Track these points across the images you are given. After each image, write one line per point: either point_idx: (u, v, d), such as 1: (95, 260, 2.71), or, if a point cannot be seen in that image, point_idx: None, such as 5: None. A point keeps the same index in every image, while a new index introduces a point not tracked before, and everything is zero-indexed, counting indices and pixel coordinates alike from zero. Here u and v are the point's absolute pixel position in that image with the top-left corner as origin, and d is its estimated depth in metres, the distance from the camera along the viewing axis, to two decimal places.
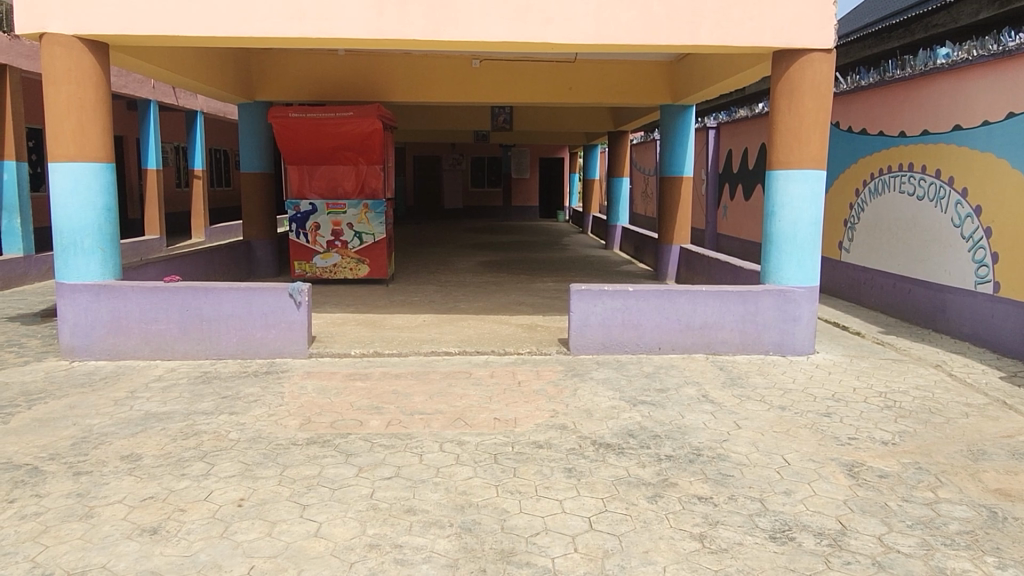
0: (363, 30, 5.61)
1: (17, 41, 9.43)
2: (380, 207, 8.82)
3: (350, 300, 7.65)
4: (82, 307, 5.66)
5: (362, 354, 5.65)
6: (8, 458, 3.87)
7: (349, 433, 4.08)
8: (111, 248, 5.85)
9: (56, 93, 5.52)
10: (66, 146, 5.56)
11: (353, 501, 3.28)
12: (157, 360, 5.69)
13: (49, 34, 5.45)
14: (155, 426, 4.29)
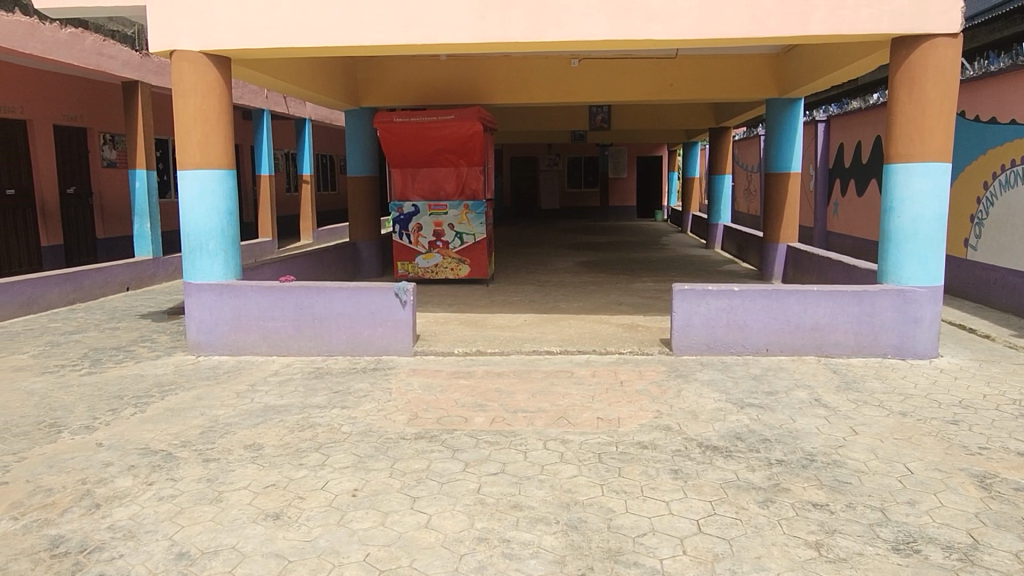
0: (467, 34, 5.73)
1: (149, 59, 10.20)
2: (481, 208, 8.98)
3: (452, 299, 7.83)
4: (207, 305, 6.05)
5: (465, 352, 5.77)
6: (146, 444, 4.20)
7: (455, 429, 4.19)
8: (233, 250, 6.24)
9: (185, 105, 5.92)
10: (193, 153, 5.96)
11: (461, 495, 3.37)
12: (273, 355, 6.02)
13: (179, 50, 5.86)
14: (274, 418, 4.55)
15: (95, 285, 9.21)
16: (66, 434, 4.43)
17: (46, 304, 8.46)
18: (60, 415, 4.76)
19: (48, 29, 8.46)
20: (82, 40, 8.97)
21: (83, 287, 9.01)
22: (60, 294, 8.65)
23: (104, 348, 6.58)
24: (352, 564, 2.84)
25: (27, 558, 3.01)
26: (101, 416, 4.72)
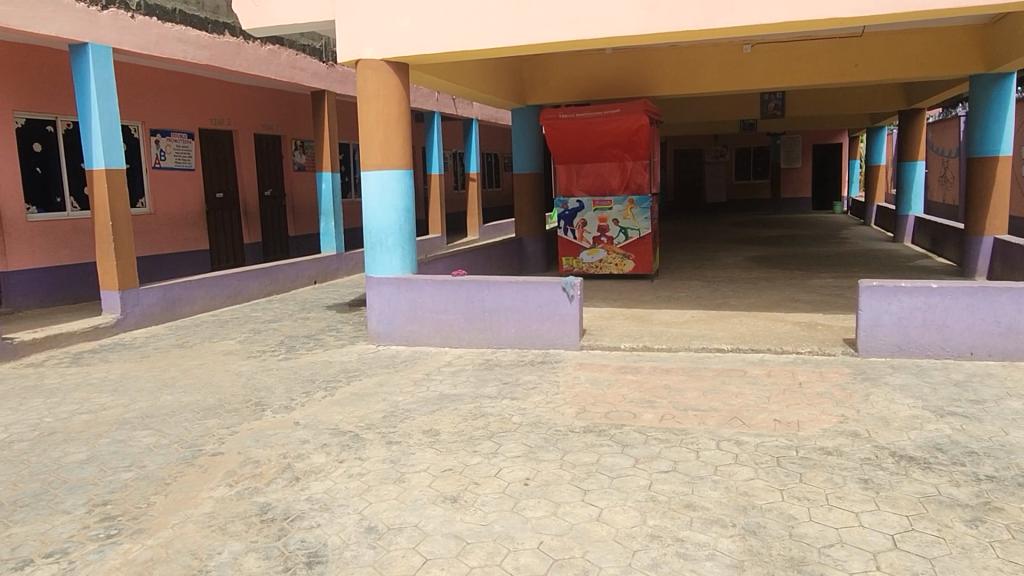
0: (636, 26, 5.66)
1: (335, 70, 11.02)
2: (646, 202, 8.85)
3: (617, 295, 7.79)
4: (386, 298, 6.45)
5: (632, 347, 5.72)
6: (336, 425, 4.56)
7: (624, 425, 4.17)
8: (409, 246, 6.60)
9: (368, 110, 6.34)
10: (375, 155, 6.38)
11: (632, 491, 3.35)
12: (447, 347, 6.30)
13: (363, 59, 6.28)
14: (449, 406, 4.76)
15: (289, 279, 10.13)
16: (269, 412, 4.92)
17: (249, 296, 9.42)
18: (263, 395, 5.29)
19: (251, 48, 9.39)
20: (279, 55, 9.87)
21: (279, 280, 9.94)
22: (260, 286, 9.60)
23: (297, 336, 7.22)
24: (527, 550, 2.91)
25: (241, 520, 3.39)
26: (297, 397, 5.18)
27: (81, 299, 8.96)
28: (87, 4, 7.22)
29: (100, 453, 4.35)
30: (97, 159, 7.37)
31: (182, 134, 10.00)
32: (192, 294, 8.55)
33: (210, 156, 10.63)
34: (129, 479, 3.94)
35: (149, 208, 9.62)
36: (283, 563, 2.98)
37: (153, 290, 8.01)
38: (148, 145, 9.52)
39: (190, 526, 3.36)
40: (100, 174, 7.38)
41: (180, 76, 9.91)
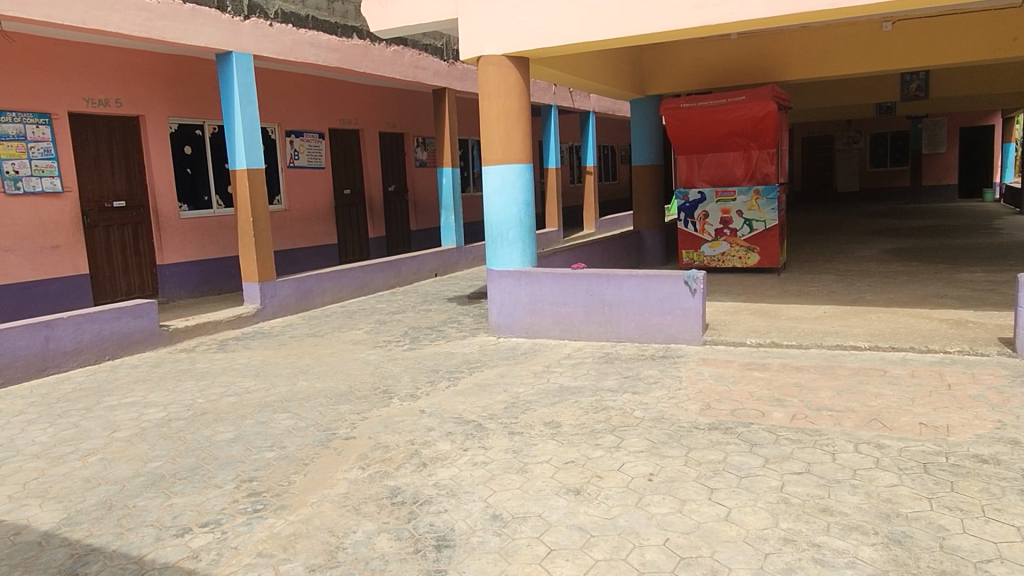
0: (765, 8, 5.41)
1: (454, 68, 11.28)
2: (773, 192, 8.48)
3: (741, 289, 7.53)
4: (506, 290, 6.54)
5: (758, 344, 5.51)
6: (460, 414, 4.68)
7: (753, 423, 4.03)
8: (529, 239, 6.66)
9: (489, 105, 6.44)
10: (496, 150, 6.47)
11: (762, 491, 3.23)
12: (566, 340, 6.32)
13: (485, 56, 6.38)
14: (569, 398, 4.77)
15: (411, 272, 10.48)
16: (396, 399, 5.11)
17: (374, 288, 9.83)
18: (390, 383, 5.51)
19: (377, 49, 9.77)
20: (403, 56, 10.21)
21: (402, 273, 10.31)
22: (385, 279, 10.00)
23: (420, 327, 7.46)
24: (652, 546, 2.87)
25: (374, 502, 3.55)
26: (422, 386, 5.36)
27: (225, 290, 9.66)
28: (232, 16, 7.75)
29: (245, 433, 4.68)
30: (239, 160, 7.91)
31: (314, 135, 10.55)
32: (323, 286, 9.02)
33: (339, 155, 11.15)
34: (271, 458, 4.21)
35: (284, 204, 10.22)
36: (414, 545, 3.09)
37: (289, 282, 8.52)
38: (284, 145, 10.11)
39: (327, 505, 3.55)
40: (242, 173, 7.91)
41: (312, 79, 10.45)
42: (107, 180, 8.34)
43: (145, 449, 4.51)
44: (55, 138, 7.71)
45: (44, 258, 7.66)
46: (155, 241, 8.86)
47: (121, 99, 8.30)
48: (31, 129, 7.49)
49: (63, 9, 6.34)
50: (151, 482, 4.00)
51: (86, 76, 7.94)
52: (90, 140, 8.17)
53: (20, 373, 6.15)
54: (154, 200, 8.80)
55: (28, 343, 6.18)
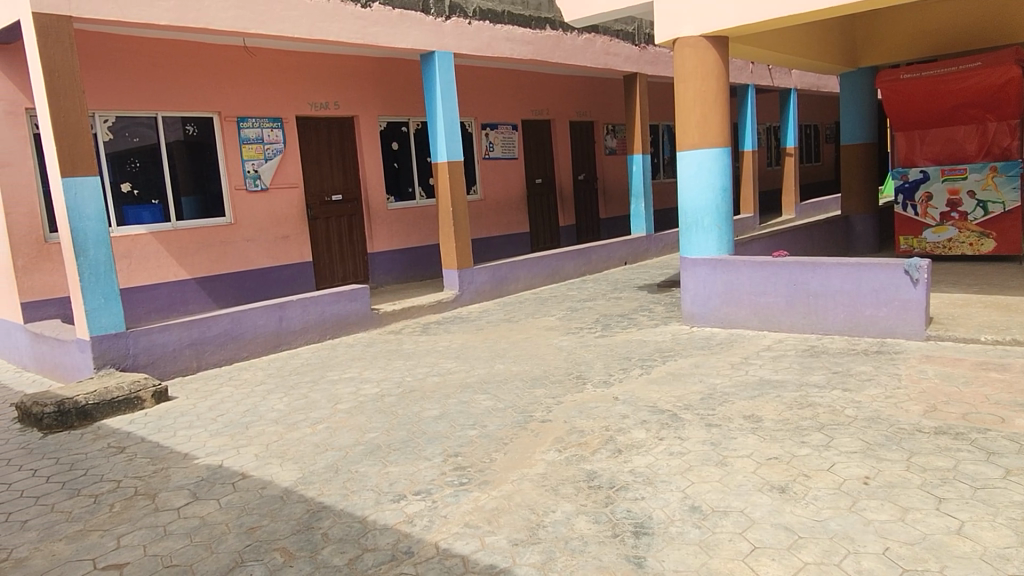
0: None
1: (646, 52, 11.15)
2: (1014, 169, 7.44)
3: (973, 280, 6.72)
4: (702, 279, 6.37)
5: (996, 341, 4.91)
6: (655, 403, 4.64)
7: (989, 430, 3.60)
8: (727, 226, 6.42)
9: (685, 89, 6.29)
10: (692, 135, 6.31)
11: (1003, 506, 2.89)
12: (766, 331, 6.02)
13: (682, 37, 6.23)
14: (771, 392, 4.55)
15: (601, 260, 10.52)
16: (590, 385, 5.18)
17: (565, 275, 10.00)
18: (584, 369, 5.59)
19: (570, 39, 9.87)
20: (594, 44, 10.23)
21: (592, 261, 10.38)
22: (575, 267, 10.12)
23: (612, 314, 7.47)
24: (870, 554, 2.69)
25: (571, 484, 3.63)
26: (615, 373, 5.39)
27: (427, 277, 10.31)
28: (435, 17, 8.21)
29: (450, 411, 4.97)
30: (440, 153, 8.38)
31: (507, 127, 10.90)
32: (517, 273, 9.32)
33: (531, 145, 11.43)
34: (474, 436, 4.45)
35: (480, 195, 10.67)
36: (612, 529, 3.13)
37: (485, 270, 8.91)
38: (480, 138, 10.54)
39: (527, 484, 3.69)
40: (442, 166, 8.37)
41: (507, 72, 10.79)
42: (327, 176, 9.21)
43: (363, 421, 4.96)
44: (285, 140, 8.65)
45: (276, 247, 8.63)
46: (367, 231, 9.65)
47: (339, 101, 9.11)
48: (267, 132, 8.46)
49: (294, 23, 7.08)
50: (370, 451, 4.39)
51: (310, 82, 8.80)
52: (314, 140, 9.06)
53: (259, 349, 7.00)
54: (366, 193, 9.58)
55: (266, 322, 7.02)
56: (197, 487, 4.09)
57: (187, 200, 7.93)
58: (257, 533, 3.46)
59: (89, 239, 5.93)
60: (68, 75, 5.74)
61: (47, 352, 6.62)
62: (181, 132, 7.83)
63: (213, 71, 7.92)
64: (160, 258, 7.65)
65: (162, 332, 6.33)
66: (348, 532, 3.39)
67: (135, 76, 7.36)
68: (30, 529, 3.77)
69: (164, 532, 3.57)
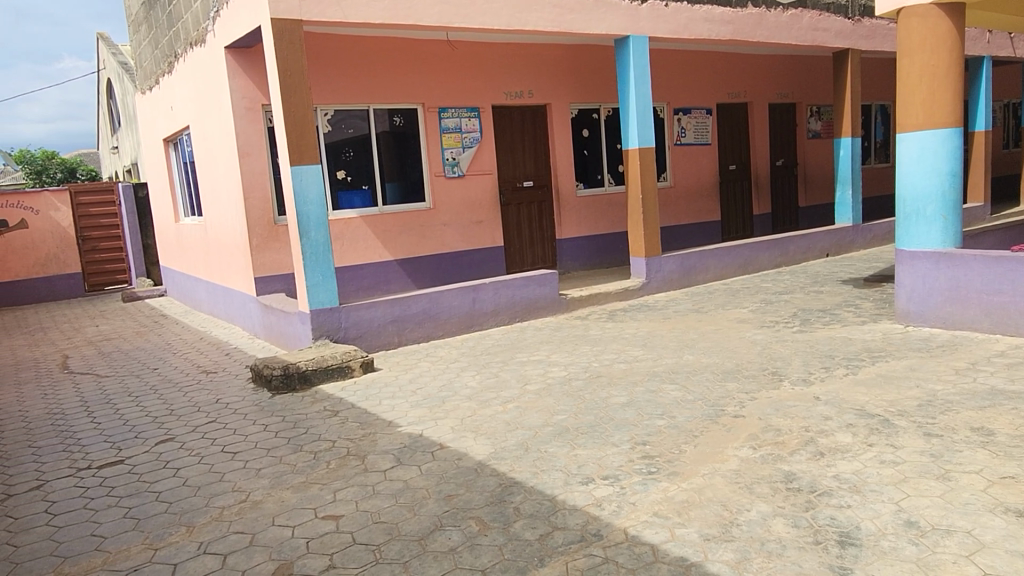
0: None
1: (860, 26, 10.28)
2: None
3: None
4: (921, 274, 5.78)
5: None
6: (863, 406, 4.30)
7: None
8: (954, 216, 5.74)
9: (910, 63, 5.71)
10: (916, 114, 5.73)
11: None
12: (998, 334, 5.35)
13: (908, 7, 5.66)
14: (1006, 404, 4.04)
15: (800, 251, 9.89)
16: (788, 382, 4.91)
17: (759, 266, 9.52)
18: (780, 366, 5.30)
19: (774, 16, 9.32)
20: (801, 19, 9.58)
21: (789, 252, 9.79)
22: (770, 257, 9.61)
23: (811, 309, 7.00)
24: None
25: (768, 484, 3.47)
26: (816, 371, 5.06)
27: (613, 264, 10.30)
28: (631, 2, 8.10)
29: (638, 399, 4.94)
30: (632, 139, 8.29)
31: (701, 111, 10.54)
32: (707, 263, 9.03)
33: (726, 129, 10.97)
34: (663, 426, 4.38)
35: (670, 181, 10.42)
36: (813, 535, 2.96)
37: (673, 258, 8.72)
38: (673, 123, 10.28)
39: (719, 480, 3.58)
40: (634, 153, 8.28)
41: (702, 54, 10.42)
42: (519, 163, 9.45)
43: (552, 403, 5.06)
44: (482, 128, 8.99)
45: (470, 231, 9.03)
46: (556, 218, 9.80)
47: (533, 90, 9.30)
48: (465, 121, 8.85)
49: (495, 15, 7.31)
50: (559, 433, 4.47)
51: (506, 72, 9.07)
52: (508, 129, 9.32)
53: (454, 328, 7.38)
54: (556, 180, 9.72)
55: (460, 303, 7.38)
56: (401, 453, 4.41)
57: (392, 186, 8.52)
58: (454, 501, 3.66)
59: (311, 222, 6.56)
60: (298, 72, 6.37)
61: (275, 322, 7.45)
62: (388, 123, 8.40)
63: (419, 65, 8.41)
64: (368, 240, 8.31)
65: (370, 308, 6.87)
66: (539, 508, 3.49)
67: (351, 73, 8.01)
68: (263, 476, 4.28)
69: (372, 491, 3.90)
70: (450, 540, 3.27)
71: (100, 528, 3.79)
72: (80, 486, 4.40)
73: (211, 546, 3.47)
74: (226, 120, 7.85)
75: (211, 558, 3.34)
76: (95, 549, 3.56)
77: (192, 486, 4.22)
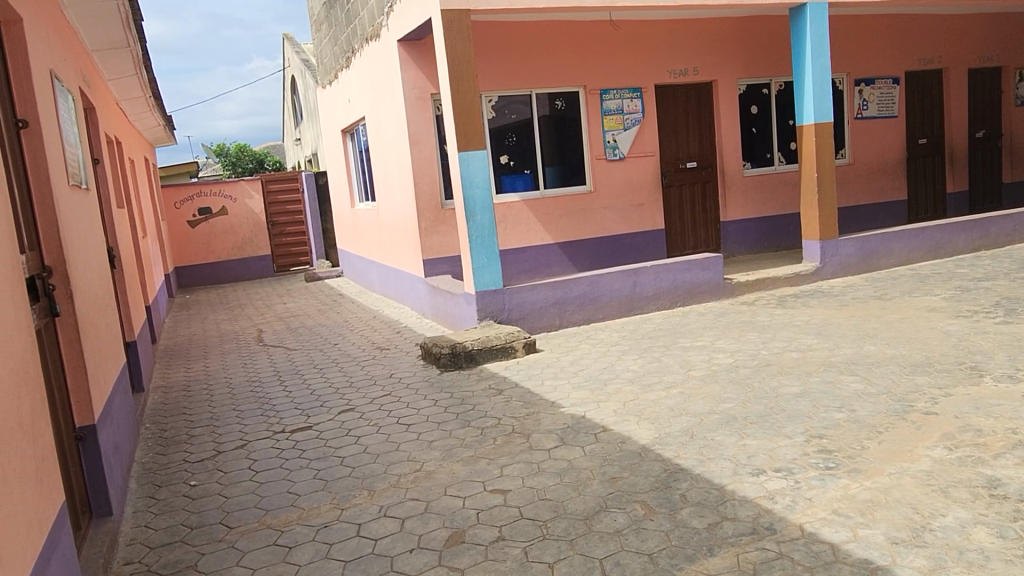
0: None
1: None
2: None
3: None
4: None
5: None
6: None
7: None
8: None
9: None
10: None
11: None
12: None
13: None
14: None
15: (1003, 232, 8.84)
16: (990, 378, 4.44)
17: (953, 249, 8.63)
18: (980, 360, 4.80)
19: None
20: None
21: (990, 234, 8.79)
22: (967, 240, 8.68)
23: (1018, 298, 6.26)
24: None
25: (966, 488, 3.17)
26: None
27: (782, 248, 9.77)
28: None
29: (813, 391, 4.67)
30: (808, 114, 7.78)
31: (887, 81, 9.70)
32: (891, 246, 8.33)
33: (915, 100, 10.01)
34: (842, 420, 4.12)
35: (849, 158, 9.68)
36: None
37: (852, 241, 8.12)
38: (853, 95, 9.53)
39: (908, 480, 3.32)
40: (809, 128, 7.78)
41: (888, 18, 9.56)
42: (683, 144, 9.18)
43: (718, 390, 4.91)
44: (645, 109, 8.81)
45: (631, 214, 8.91)
46: (721, 199, 9.43)
47: (698, 67, 8.99)
48: (627, 103, 8.71)
49: None
50: (726, 421, 4.34)
51: (670, 50, 8.83)
52: (671, 108, 9.07)
53: (614, 311, 7.35)
54: (721, 160, 9.34)
55: (621, 287, 7.34)
56: (565, 433, 4.47)
57: (553, 169, 8.59)
58: (619, 483, 3.67)
59: (476, 206, 6.78)
60: (466, 60, 6.57)
61: (442, 303, 7.80)
62: (550, 107, 8.46)
63: (582, 47, 8.39)
64: (530, 223, 8.48)
65: (532, 291, 7.00)
66: (707, 497, 3.41)
67: (515, 59, 8.16)
68: (435, 448, 4.52)
69: (538, 469, 3.99)
70: (616, 522, 3.28)
71: (294, 486, 4.18)
72: (277, 447, 4.88)
73: (390, 510, 3.71)
74: (398, 110, 8.28)
75: (390, 521, 3.58)
76: (291, 504, 3.93)
77: (372, 453, 4.55)
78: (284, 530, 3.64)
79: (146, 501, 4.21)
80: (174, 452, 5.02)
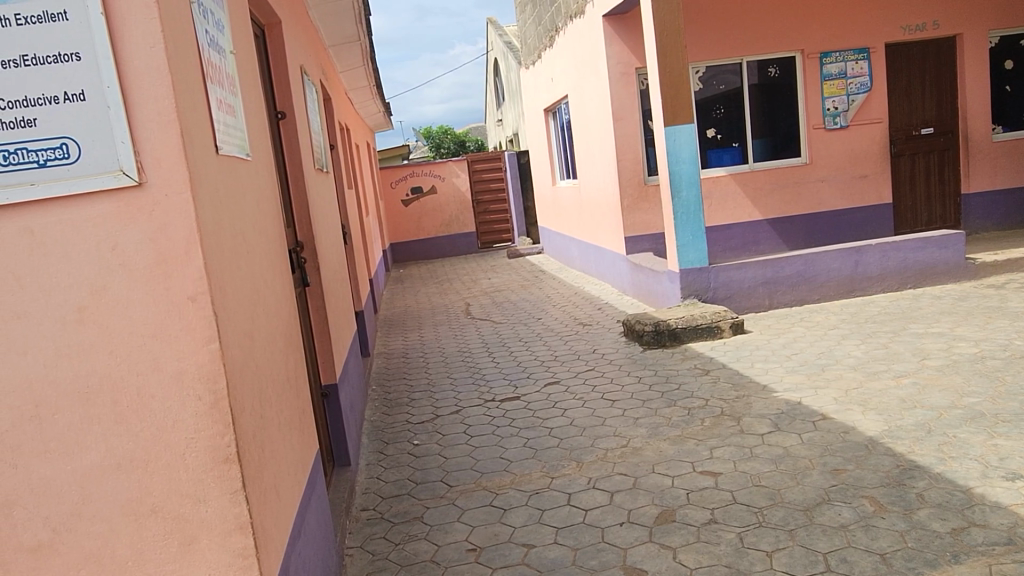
0: None
1: None
2: None
3: None
4: None
5: None
6: None
7: None
8: None
9: None
10: None
11: None
12: None
13: None
14: None
15: None
16: None
17: None
18: None
19: None
20: None
21: None
22: None
23: None
24: None
25: None
26: None
27: None
28: None
29: None
30: None
31: None
32: None
33: None
34: None
35: None
36: None
37: None
38: None
39: None
40: None
41: None
42: (917, 107, 8.23)
43: (960, 381, 4.42)
44: (873, 72, 7.99)
45: (853, 187, 8.20)
46: (962, 168, 8.36)
47: (938, 20, 7.99)
48: (852, 65, 7.95)
49: None
50: (972, 417, 3.89)
51: (905, 4, 7.93)
52: (905, 69, 8.15)
53: (832, 293, 6.85)
54: (965, 124, 8.27)
55: (841, 266, 6.80)
56: (779, 418, 4.26)
57: (764, 141, 8.13)
58: (843, 476, 3.43)
59: (683, 181, 6.60)
60: (673, 31, 6.36)
61: (644, 280, 7.72)
62: (763, 74, 7.99)
63: (801, 8, 7.81)
64: (738, 199, 8.13)
65: (740, 269, 6.71)
66: (950, 499, 3.09)
67: (725, 27, 7.81)
68: (640, 425, 4.52)
69: (751, 454, 3.84)
70: (841, 516, 3.08)
71: (506, 452, 4.39)
72: (489, 414, 5.15)
73: (599, 482, 3.78)
74: (602, 86, 8.25)
75: (600, 494, 3.64)
76: (504, 469, 4.14)
77: (578, 426, 4.65)
78: (499, 492, 3.84)
79: (377, 455, 4.65)
80: (398, 412, 5.49)
